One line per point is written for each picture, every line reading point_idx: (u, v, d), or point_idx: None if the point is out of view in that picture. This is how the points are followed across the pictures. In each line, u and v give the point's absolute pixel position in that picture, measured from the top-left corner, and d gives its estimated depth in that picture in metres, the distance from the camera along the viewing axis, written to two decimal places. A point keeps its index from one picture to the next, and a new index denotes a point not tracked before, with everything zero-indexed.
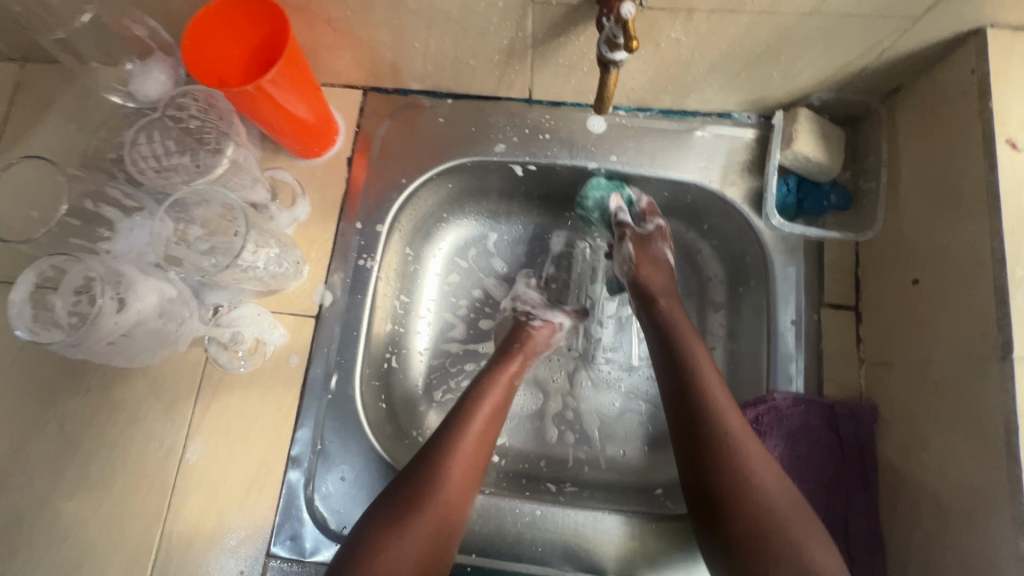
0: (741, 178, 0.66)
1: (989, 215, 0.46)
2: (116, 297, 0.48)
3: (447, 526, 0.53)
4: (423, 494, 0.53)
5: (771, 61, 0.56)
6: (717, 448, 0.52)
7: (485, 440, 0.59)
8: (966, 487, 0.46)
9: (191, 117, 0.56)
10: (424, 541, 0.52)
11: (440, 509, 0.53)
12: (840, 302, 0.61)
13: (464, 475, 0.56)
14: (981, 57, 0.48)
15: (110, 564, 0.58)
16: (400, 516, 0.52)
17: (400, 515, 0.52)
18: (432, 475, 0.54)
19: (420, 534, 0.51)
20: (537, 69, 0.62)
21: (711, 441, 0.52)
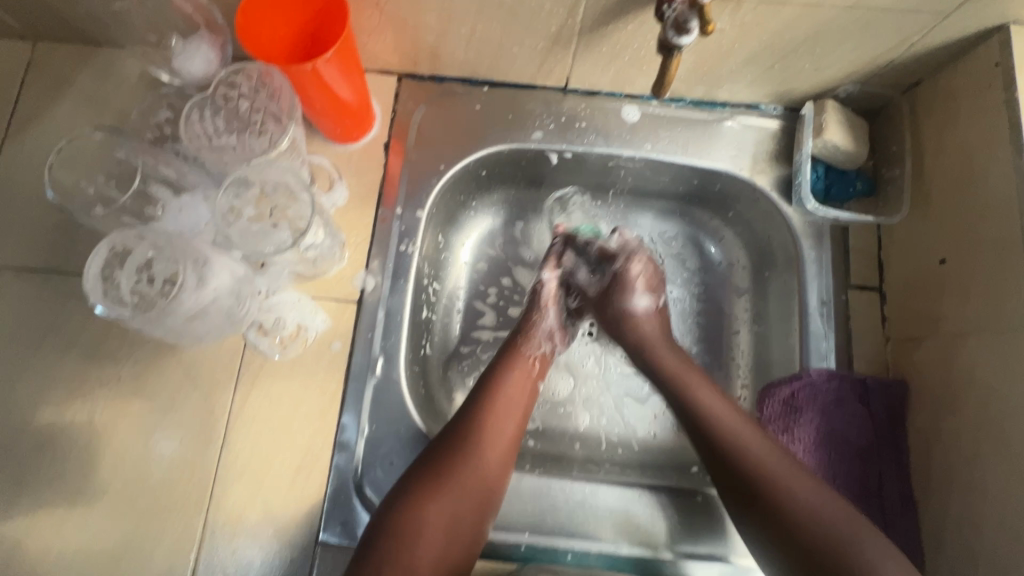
0: (769, 166, 0.68)
1: (1019, 196, 0.50)
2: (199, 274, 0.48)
3: (473, 498, 0.55)
4: (448, 464, 0.56)
5: (806, 53, 0.59)
6: (747, 469, 0.54)
7: (508, 417, 0.60)
8: (1003, 448, 0.49)
9: (243, 95, 0.55)
10: (450, 510, 0.54)
11: (465, 482, 0.55)
12: (866, 283, 0.64)
13: (488, 449, 0.58)
14: (1005, 50, 0.52)
15: (151, 558, 0.56)
16: (427, 486, 0.54)
17: (427, 486, 0.54)
18: (455, 447, 0.57)
19: (445, 504, 0.54)
20: (579, 57, 0.63)
21: (740, 466, 0.54)
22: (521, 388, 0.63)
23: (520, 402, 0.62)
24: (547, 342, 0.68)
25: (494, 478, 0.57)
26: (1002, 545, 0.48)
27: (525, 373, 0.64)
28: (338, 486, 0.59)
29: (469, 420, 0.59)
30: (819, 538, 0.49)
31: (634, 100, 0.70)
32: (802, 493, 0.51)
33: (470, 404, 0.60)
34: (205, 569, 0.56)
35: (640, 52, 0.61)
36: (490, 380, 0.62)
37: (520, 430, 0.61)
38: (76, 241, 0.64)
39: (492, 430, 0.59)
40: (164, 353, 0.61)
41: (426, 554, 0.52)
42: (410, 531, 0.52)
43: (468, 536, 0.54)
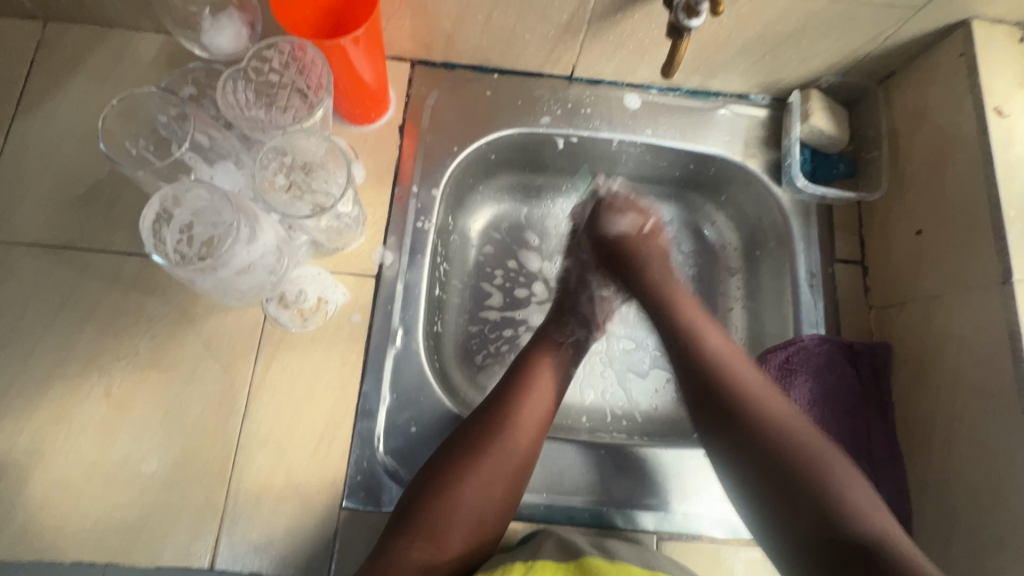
0: (760, 151, 0.73)
1: (985, 169, 0.57)
2: (249, 229, 0.48)
3: (505, 477, 0.55)
4: (483, 444, 0.56)
5: (793, 45, 0.65)
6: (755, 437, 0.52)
7: (541, 399, 0.60)
8: (978, 394, 0.55)
9: (273, 69, 0.57)
10: (483, 488, 0.54)
11: (498, 461, 0.55)
12: (850, 257, 0.69)
13: (522, 429, 0.57)
14: (969, 43, 0.59)
15: (172, 528, 0.56)
16: (460, 463, 0.54)
17: (460, 464, 0.54)
18: (488, 427, 0.57)
19: (478, 483, 0.54)
20: (587, 46, 0.67)
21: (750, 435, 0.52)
22: (552, 370, 0.63)
23: (552, 385, 0.62)
24: (579, 329, 0.69)
25: (527, 459, 0.57)
26: (983, 481, 0.53)
27: (554, 355, 0.64)
28: (360, 453, 0.60)
29: (503, 401, 0.59)
30: (791, 462, 0.49)
31: (635, 89, 0.74)
32: (777, 408, 0.53)
33: (504, 386, 0.60)
34: (228, 538, 0.56)
35: (644, 42, 0.66)
36: (523, 366, 0.62)
37: (551, 413, 0.60)
38: (92, 219, 0.64)
39: (525, 411, 0.58)
40: (184, 327, 0.62)
41: (458, 529, 0.52)
42: (444, 507, 0.52)
43: (497, 513, 0.54)
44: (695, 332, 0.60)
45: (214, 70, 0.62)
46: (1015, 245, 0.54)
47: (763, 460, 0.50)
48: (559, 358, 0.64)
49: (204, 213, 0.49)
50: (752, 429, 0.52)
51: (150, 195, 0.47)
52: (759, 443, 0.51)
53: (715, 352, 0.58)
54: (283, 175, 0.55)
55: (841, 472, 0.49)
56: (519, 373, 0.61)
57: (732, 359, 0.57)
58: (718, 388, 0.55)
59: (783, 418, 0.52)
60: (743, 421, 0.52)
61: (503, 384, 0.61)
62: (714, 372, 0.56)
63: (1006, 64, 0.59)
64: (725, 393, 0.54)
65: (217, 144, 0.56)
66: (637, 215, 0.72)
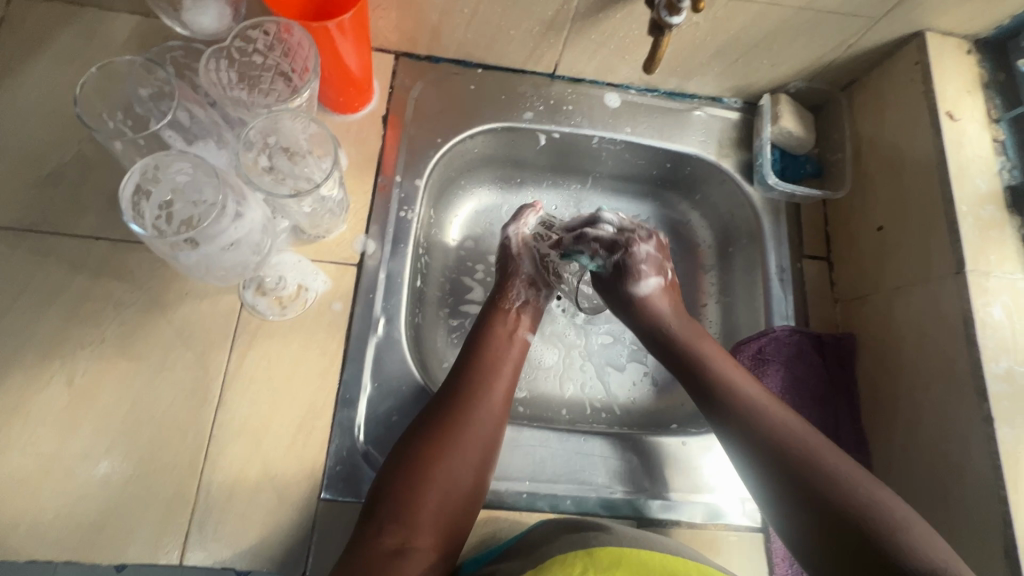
0: (733, 151, 0.76)
1: (939, 168, 0.61)
2: (236, 206, 0.47)
3: (470, 455, 0.55)
4: (445, 424, 0.55)
5: (764, 51, 0.68)
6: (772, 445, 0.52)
7: (499, 377, 0.61)
8: (936, 378, 0.58)
9: (258, 51, 0.57)
10: (449, 467, 0.53)
11: (461, 439, 0.55)
12: (817, 253, 0.73)
13: (483, 407, 0.57)
14: (923, 52, 0.64)
15: (138, 524, 0.53)
16: (423, 445, 0.54)
17: (424, 446, 0.54)
18: (456, 402, 0.57)
19: (442, 462, 0.53)
20: (569, 44, 0.69)
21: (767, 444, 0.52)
22: (509, 347, 0.64)
23: (510, 364, 0.62)
24: (528, 290, 0.70)
25: (490, 434, 0.57)
26: (941, 460, 0.56)
27: (507, 333, 0.65)
28: (340, 443, 0.58)
29: (463, 382, 0.59)
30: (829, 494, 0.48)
31: (615, 89, 0.77)
32: (806, 435, 0.52)
33: (461, 369, 0.61)
34: (198, 532, 0.54)
35: (624, 41, 0.68)
36: (481, 349, 0.63)
37: (511, 391, 0.61)
38: (58, 201, 0.61)
39: (485, 390, 0.59)
40: (155, 315, 0.60)
41: (428, 509, 0.52)
42: (412, 491, 0.52)
43: (467, 492, 0.54)
44: (721, 370, 0.58)
45: (194, 50, 0.61)
46: (967, 237, 0.58)
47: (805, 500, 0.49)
48: (511, 335, 0.65)
49: (187, 189, 0.48)
50: (784, 468, 0.51)
51: (128, 166, 0.46)
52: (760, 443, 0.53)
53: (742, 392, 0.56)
54: (265, 157, 0.55)
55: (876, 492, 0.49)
56: (475, 354, 0.62)
57: (771, 406, 0.55)
58: (743, 415, 0.54)
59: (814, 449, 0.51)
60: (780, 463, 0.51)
61: (460, 366, 0.61)
62: (744, 408, 0.55)
63: (956, 73, 0.64)
64: (764, 433, 0.53)
65: (197, 122, 0.54)
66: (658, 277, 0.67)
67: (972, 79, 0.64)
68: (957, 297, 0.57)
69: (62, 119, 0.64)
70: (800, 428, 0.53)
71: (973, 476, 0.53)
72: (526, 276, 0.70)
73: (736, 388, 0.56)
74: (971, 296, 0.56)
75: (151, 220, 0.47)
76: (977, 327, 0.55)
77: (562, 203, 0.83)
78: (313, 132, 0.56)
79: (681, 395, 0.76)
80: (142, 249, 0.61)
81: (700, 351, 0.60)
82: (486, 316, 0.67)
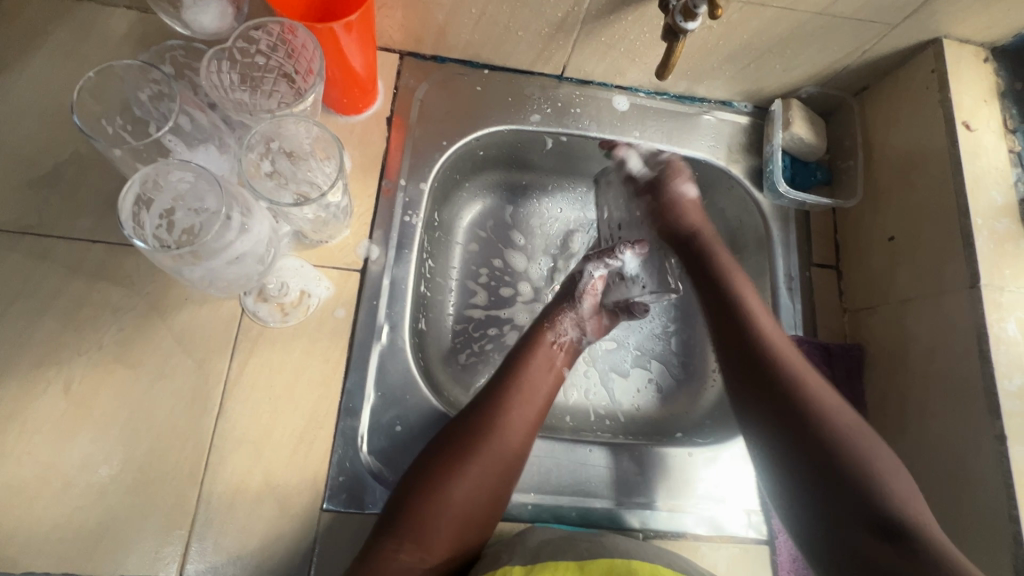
0: (742, 156, 0.74)
1: (954, 179, 0.60)
2: (240, 218, 0.45)
3: (493, 479, 0.54)
4: (471, 446, 0.54)
5: (778, 55, 0.67)
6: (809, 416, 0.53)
7: (529, 402, 0.59)
8: (946, 392, 0.57)
9: (260, 51, 0.56)
10: (471, 489, 0.53)
11: (487, 464, 0.54)
12: (826, 262, 0.72)
13: (511, 433, 0.56)
14: (940, 60, 0.63)
15: (137, 534, 0.52)
16: (447, 466, 0.53)
17: (448, 467, 0.53)
18: (481, 425, 0.56)
19: (464, 483, 0.53)
20: (578, 45, 0.68)
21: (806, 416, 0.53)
22: (545, 374, 0.62)
23: (544, 392, 0.60)
24: (573, 329, 0.67)
25: (515, 461, 0.56)
26: (950, 478, 0.56)
27: (549, 361, 0.63)
28: (343, 453, 0.57)
29: (494, 404, 0.58)
30: (843, 462, 0.51)
31: (623, 91, 0.75)
32: (835, 407, 0.54)
33: (492, 391, 0.59)
34: (199, 542, 0.53)
35: (635, 44, 0.66)
36: (517, 373, 0.60)
37: (540, 419, 0.59)
38: (53, 203, 0.60)
39: (513, 415, 0.57)
40: (153, 321, 0.58)
41: (445, 530, 0.51)
42: (431, 510, 0.51)
43: (484, 514, 0.53)
44: (767, 336, 0.59)
45: (195, 49, 0.59)
46: (982, 250, 0.57)
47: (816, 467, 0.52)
48: (549, 364, 0.63)
49: (189, 197, 0.47)
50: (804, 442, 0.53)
51: (128, 176, 0.45)
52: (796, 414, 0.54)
53: (789, 364, 0.57)
54: (267, 161, 0.55)
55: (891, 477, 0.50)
56: (510, 376, 0.60)
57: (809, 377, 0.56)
58: (778, 382, 0.56)
59: (835, 417, 0.53)
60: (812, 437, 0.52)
61: (495, 385, 0.60)
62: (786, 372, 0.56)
63: (973, 82, 0.63)
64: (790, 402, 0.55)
65: (199, 126, 0.53)
66: (689, 185, 0.72)
67: (989, 88, 0.63)
68: (971, 311, 0.56)
69: (57, 118, 0.62)
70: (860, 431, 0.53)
71: (984, 494, 0.53)
72: (578, 314, 0.67)
73: (784, 363, 0.57)
74: (985, 310, 0.55)
75: (152, 231, 0.47)
76: (990, 342, 0.54)
77: (572, 209, 0.81)
78: (316, 134, 0.54)
79: (685, 402, 0.75)
80: (140, 252, 0.60)
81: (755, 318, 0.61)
82: (528, 338, 0.65)
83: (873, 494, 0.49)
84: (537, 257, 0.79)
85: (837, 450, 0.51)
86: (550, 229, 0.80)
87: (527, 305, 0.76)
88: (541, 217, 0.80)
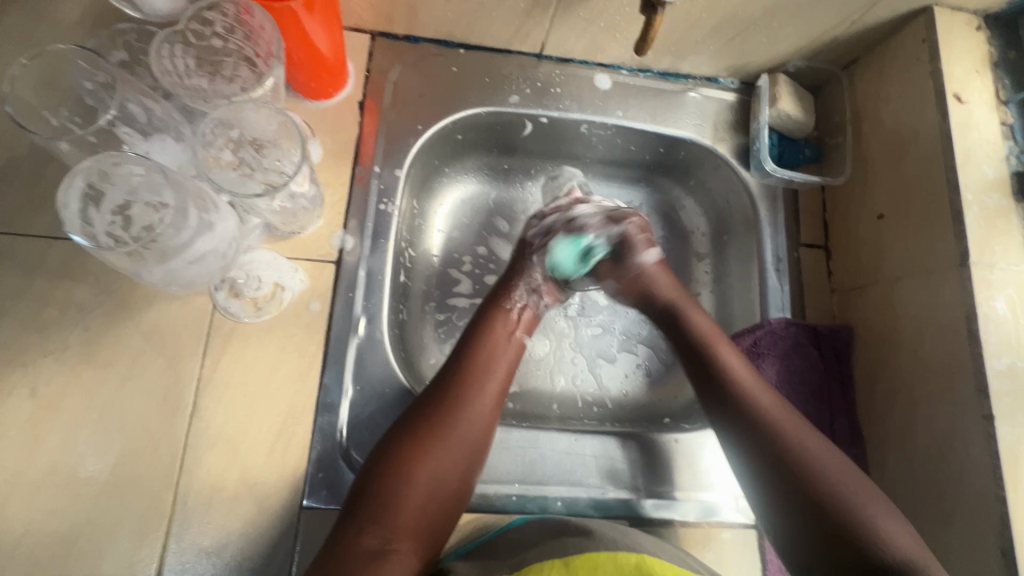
0: (729, 135, 0.72)
1: (945, 153, 0.58)
2: (201, 219, 0.45)
3: (456, 456, 0.53)
4: (430, 426, 0.53)
5: (763, 28, 0.64)
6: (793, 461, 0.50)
7: (492, 377, 0.57)
8: (936, 372, 0.56)
9: (216, 34, 0.53)
10: (433, 465, 0.51)
11: (447, 440, 0.53)
12: (814, 242, 0.70)
13: (472, 408, 0.55)
14: (930, 29, 0.60)
15: (111, 538, 0.51)
16: (405, 446, 0.52)
17: (407, 448, 0.51)
18: (444, 402, 0.55)
19: (424, 464, 0.51)
20: (556, 21, 0.65)
21: (780, 452, 0.51)
22: (503, 350, 0.60)
23: (502, 365, 0.59)
24: (530, 294, 0.66)
25: (479, 439, 0.54)
26: (937, 459, 0.55)
27: (506, 333, 0.61)
28: (321, 449, 0.56)
29: (454, 380, 0.56)
30: (826, 507, 0.48)
31: (605, 70, 0.73)
32: (813, 444, 0.51)
33: (449, 370, 0.57)
34: (175, 543, 0.52)
35: (615, 18, 0.64)
36: (473, 351, 0.59)
37: (503, 393, 0.58)
38: (12, 199, 0.57)
39: (475, 392, 0.56)
40: (120, 320, 0.57)
41: (409, 509, 0.50)
42: (393, 491, 0.50)
43: (451, 492, 0.52)
44: (741, 382, 0.56)
45: (149, 33, 0.57)
46: (972, 226, 0.55)
47: (816, 530, 0.48)
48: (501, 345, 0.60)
49: (143, 190, 0.45)
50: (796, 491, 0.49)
51: (72, 169, 0.43)
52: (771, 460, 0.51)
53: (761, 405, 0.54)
54: (230, 151, 0.52)
55: (877, 511, 0.47)
56: (468, 351, 0.59)
57: (790, 426, 0.53)
58: (744, 419, 0.54)
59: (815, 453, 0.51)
60: (803, 486, 0.49)
61: (455, 361, 0.58)
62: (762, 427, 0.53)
63: (965, 51, 0.60)
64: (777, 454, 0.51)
65: (155, 117, 0.52)
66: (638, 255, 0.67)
67: (981, 57, 0.61)
68: (961, 289, 0.55)
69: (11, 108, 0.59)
70: (838, 467, 0.50)
71: (971, 476, 0.52)
72: (531, 279, 0.66)
73: (756, 406, 0.54)
74: (974, 288, 0.54)
75: (103, 229, 0.44)
76: (979, 321, 0.53)
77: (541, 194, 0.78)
78: (273, 116, 0.52)
79: (674, 386, 0.74)
80: None
81: (725, 366, 0.57)
82: (484, 311, 0.63)
83: (872, 542, 0.46)
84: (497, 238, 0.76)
85: (820, 488, 0.49)
86: (509, 206, 0.77)
87: None
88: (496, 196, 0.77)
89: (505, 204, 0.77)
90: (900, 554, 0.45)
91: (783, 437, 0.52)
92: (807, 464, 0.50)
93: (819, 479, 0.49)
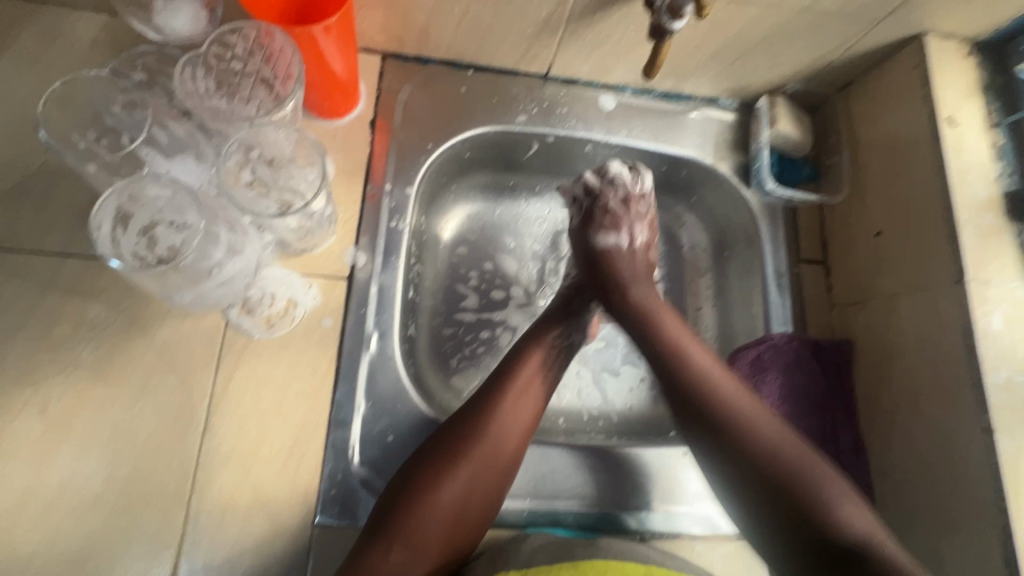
0: (729, 154, 0.74)
1: (939, 174, 0.60)
2: (227, 246, 0.48)
3: (483, 482, 0.53)
4: (460, 449, 0.53)
5: (763, 52, 0.66)
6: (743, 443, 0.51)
7: (523, 405, 0.57)
8: (936, 386, 0.58)
9: (236, 57, 0.54)
10: (460, 491, 0.52)
11: (477, 466, 0.53)
12: (813, 258, 0.72)
13: (501, 434, 0.55)
14: (923, 55, 0.63)
15: (122, 558, 0.51)
16: (437, 468, 0.52)
17: (437, 470, 0.52)
18: (471, 427, 0.55)
19: (452, 485, 0.52)
20: (563, 44, 0.67)
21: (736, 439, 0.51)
22: (535, 384, 0.59)
23: (534, 393, 0.59)
24: (575, 333, 0.66)
25: (507, 465, 0.55)
26: (939, 470, 0.57)
27: (542, 361, 0.61)
28: (334, 466, 0.56)
29: (484, 405, 0.56)
30: (784, 485, 0.49)
31: (610, 91, 0.75)
32: (771, 432, 0.51)
33: (479, 397, 0.57)
34: (187, 562, 0.52)
35: (621, 42, 0.66)
36: (505, 376, 0.59)
37: (532, 422, 0.58)
38: (24, 215, 0.57)
39: (505, 418, 0.56)
40: (133, 337, 0.57)
41: (436, 532, 0.50)
42: (421, 513, 0.50)
43: (476, 517, 0.52)
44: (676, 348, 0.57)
45: (167, 56, 0.58)
46: (967, 244, 0.57)
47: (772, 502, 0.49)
48: (534, 377, 0.59)
49: (167, 210, 0.47)
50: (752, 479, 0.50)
51: (102, 192, 0.45)
52: (740, 456, 0.51)
53: (729, 401, 0.53)
54: (247, 170, 0.53)
55: (837, 496, 0.48)
56: (503, 378, 0.58)
57: (729, 396, 0.53)
58: (690, 404, 0.54)
59: (766, 434, 0.51)
60: (763, 479, 0.49)
61: (486, 386, 0.58)
62: (725, 415, 0.52)
63: (956, 76, 0.63)
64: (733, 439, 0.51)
65: (177, 139, 0.53)
66: (618, 233, 0.68)
67: (971, 83, 0.63)
68: (958, 306, 0.56)
69: (25, 128, 0.59)
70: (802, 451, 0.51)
71: (973, 486, 0.53)
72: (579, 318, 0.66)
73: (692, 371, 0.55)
74: (971, 305, 0.56)
75: (129, 249, 0.45)
76: (976, 336, 0.55)
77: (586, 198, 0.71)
78: (292, 138, 0.55)
79: None
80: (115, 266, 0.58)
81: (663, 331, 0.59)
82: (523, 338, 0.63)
83: (823, 519, 0.47)
84: (502, 254, 0.77)
85: (772, 471, 0.49)
86: (509, 222, 0.78)
87: (520, 309, 0.75)
88: (498, 212, 0.78)
89: (502, 219, 0.78)
90: (855, 533, 0.46)
91: (737, 422, 0.52)
92: (755, 450, 0.50)
93: (770, 453, 0.50)
